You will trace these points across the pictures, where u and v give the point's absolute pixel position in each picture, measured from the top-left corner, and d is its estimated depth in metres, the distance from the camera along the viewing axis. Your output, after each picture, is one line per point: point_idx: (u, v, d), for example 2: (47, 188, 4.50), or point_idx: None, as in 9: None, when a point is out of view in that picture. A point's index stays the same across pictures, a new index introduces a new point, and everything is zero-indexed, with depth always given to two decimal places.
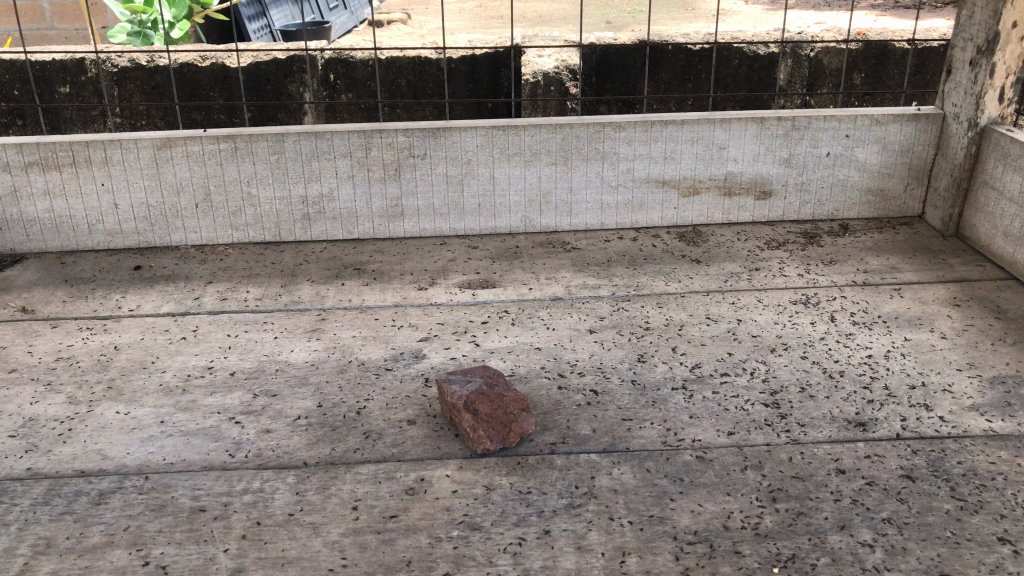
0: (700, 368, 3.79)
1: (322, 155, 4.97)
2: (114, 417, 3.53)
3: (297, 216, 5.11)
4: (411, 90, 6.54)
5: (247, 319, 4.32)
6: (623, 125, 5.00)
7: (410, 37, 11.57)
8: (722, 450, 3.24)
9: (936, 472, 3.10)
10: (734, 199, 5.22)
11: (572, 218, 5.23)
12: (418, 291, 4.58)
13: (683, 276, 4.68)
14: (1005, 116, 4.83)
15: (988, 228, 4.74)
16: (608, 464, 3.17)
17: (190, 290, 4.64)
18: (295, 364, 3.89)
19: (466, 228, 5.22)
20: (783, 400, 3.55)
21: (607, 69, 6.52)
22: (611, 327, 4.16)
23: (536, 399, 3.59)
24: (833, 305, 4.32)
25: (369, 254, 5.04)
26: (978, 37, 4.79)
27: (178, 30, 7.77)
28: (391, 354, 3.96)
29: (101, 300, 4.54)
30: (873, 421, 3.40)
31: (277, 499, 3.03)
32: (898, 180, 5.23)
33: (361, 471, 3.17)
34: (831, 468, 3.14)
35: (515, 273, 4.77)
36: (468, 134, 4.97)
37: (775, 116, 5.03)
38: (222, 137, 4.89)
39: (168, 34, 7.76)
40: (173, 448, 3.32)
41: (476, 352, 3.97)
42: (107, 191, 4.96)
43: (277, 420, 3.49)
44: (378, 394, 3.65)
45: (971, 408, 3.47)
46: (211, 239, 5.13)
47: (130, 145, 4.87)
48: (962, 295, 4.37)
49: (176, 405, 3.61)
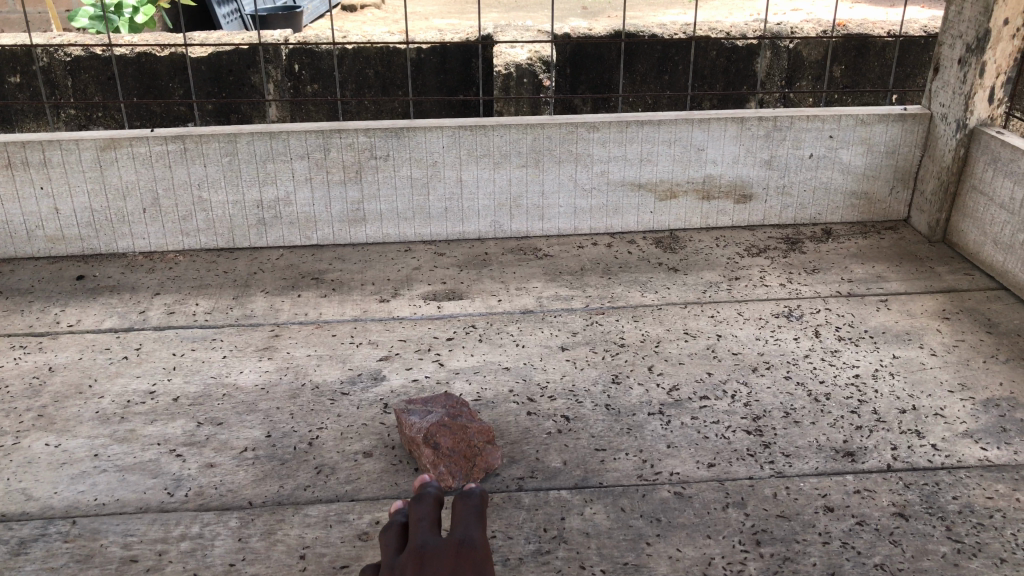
0: (677, 391, 3.55)
1: (277, 157, 4.67)
2: (43, 450, 3.24)
3: (251, 221, 4.82)
4: (379, 80, 6.52)
5: (195, 335, 4.03)
6: (597, 125, 4.75)
7: (382, 22, 11.30)
8: (702, 485, 3.01)
9: (931, 509, 2.89)
10: (712, 203, 4.99)
11: (543, 223, 4.98)
12: (379, 303, 4.31)
13: (660, 286, 4.44)
14: (995, 117, 4.63)
15: (978, 235, 4.54)
16: (579, 502, 2.93)
17: (136, 303, 4.34)
18: (244, 388, 3.61)
19: (432, 234, 4.95)
20: (766, 426, 3.32)
21: (582, 60, 6.47)
22: (584, 344, 3.92)
23: (502, 427, 3.34)
24: (817, 318, 4.10)
25: (328, 261, 4.76)
26: (968, 34, 4.56)
27: (141, 15, 7.58)
28: (348, 376, 3.69)
29: (39, 314, 4.23)
30: (862, 450, 3.19)
31: (217, 547, 2.77)
32: (883, 183, 5.02)
33: (310, 514, 2.91)
34: (818, 505, 2.92)
35: (483, 283, 4.52)
36: (433, 134, 4.69)
37: (756, 116, 4.80)
38: (171, 137, 4.58)
39: (132, 20, 7.59)
40: (106, 487, 3.05)
41: (440, 374, 3.70)
42: (47, 195, 4.64)
43: (221, 453, 3.22)
44: (333, 422, 3.38)
45: (965, 435, 3.26)
46: (160, 246, 4.83)
47: (71, 146, 4.55)
48: (951, 307, 4.16)
49: (113, 435, 3.32)
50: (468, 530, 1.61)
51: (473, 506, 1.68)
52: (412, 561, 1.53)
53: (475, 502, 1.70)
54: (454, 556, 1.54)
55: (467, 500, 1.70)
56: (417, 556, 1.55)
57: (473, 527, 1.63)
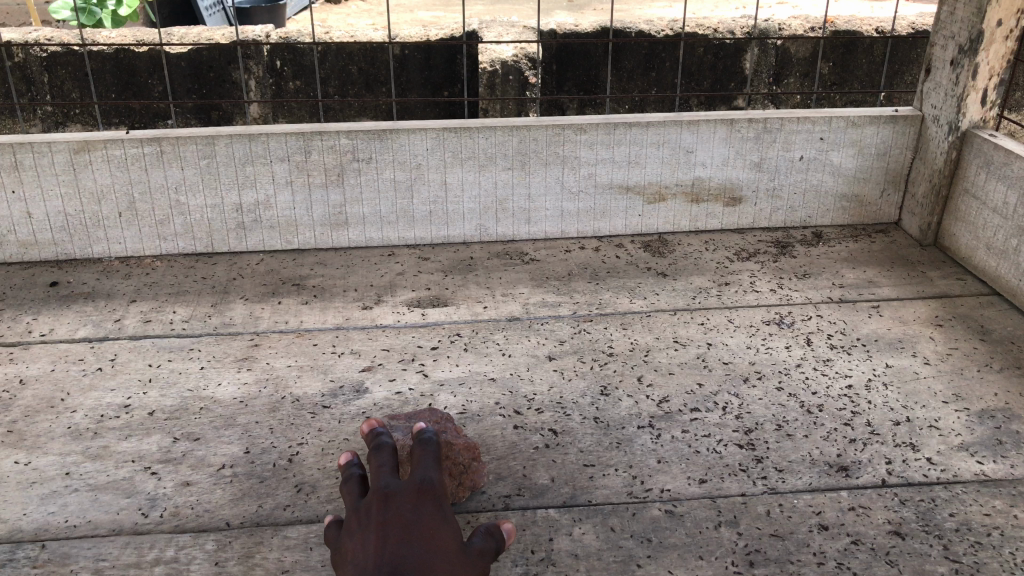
0: (668, 403, 3.46)
1: (257, 159, 4.56)
2: (12, 468, 3.12)
3: (231, 225, 4.70)
4: (363, 78, 6.45)
5: (172, 345, 3.92)
6: (584, 127, 4.65)
7: (366, 14, 11.19)
8: (693, 502, 2.94)
9: (927, 527, 2.82)
10: (701, 206, 4.92)
11: (530, 227, 4.88)
12: (362, 310, 4.21)
13: (649, 291, 4.36)
14: (987, 119, 4.57)
15: (970, 239, 4.48)
16: (568, 521, 2.85)
17: (111, 310, 4.22)
18: (222, 401, 3.50)
19: (416, 238, 4.85)
20: (758, 440, 3.25)
21: (568, 57, 6.39)
22: (572, 353, 3.83)
23: (488, 442, 3.25)
24: (808, 326, 4.03)
25: (310, 266, 4.65)
26: (960, 35, 4.49)
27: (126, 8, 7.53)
28: (330, 389, 3.58)
29: (10, 323, 4.10)
30: (856, 465, 3.12)
31: (193, 572, 2.67)
32: (874, 185, 4.95)
33: (290, 536, 2.82)
34: (812, 523, 2.85)
35: (469, 288, 4.42)
36: (417, 137, 4.58)
37: (746, 118, 4.71)
38: (147, 140, 4.45)
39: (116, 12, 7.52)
40: (78, 508, 2.94)
41: (424, 386, 3.60)
42: (19, 199, 4.51)
43: (198, 471, 3.11)
44: (313, 437, 3.28)
45: (961, 448, 3.20)
46: (137, 251, 4.71)
47: (43, 149, 4.41)
48: (944, 314, 4.10)
49: (86, 452, 3.21)
50: (427, 471, 1.77)
51: (428, 457, 1.82)
52: (373, 501, 1.67)
53: (432, 452, 1.85)
54: (412, 498, 1.66)
55: (421, 453, 1.82)
56: (379, 498, 1.67)
57: (426, 475, 1.75)
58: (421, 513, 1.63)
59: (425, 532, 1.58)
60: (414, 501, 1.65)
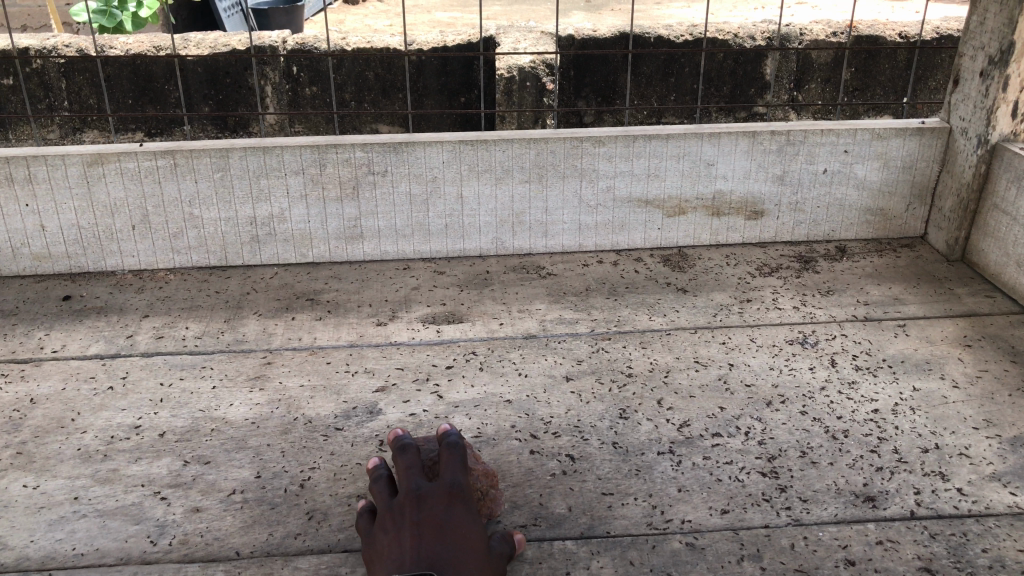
0: (688, 428, 3.38)
1: (271, 172, 4.50)
2: (20, 492, 3.07)
3: (244, 239, 4.65)
4: (379, 84, 6.39)
5: (184, 362, 3.87)
6: (603, 139, 4.57)
7: (384, 16, 11.18)
8: (715, 534, 2.85)
9: (959, 563, 2.73)
10: (722, 219, 4.82)
11: (547, 240, 4.80)
12: (376, 327, 4.14)
13: (668, 308, 4.27)
14: (1018, 132, 4.44)
15: (999, 255, 4.36)
16: (585, 555, 2.77)
17: (124, 326, 4.17)
18: (233, 423, 3.45)
19: (431, 251, 4.78)
20: (782, 467, 3.15)
21: (586, 62, 6.32)
22: (589, 373, 3.75)
23: (504, 468, 3.17)
24: (833, 345, 3.93)
25: (324, 280, 4.59)
26: (990, 45, 4.37)
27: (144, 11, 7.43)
28: (343, 410, 3.52)
29: (22, 339, 4.06)
30: (883, 495, 3.02)
31: None
32: (900, 199, 4.84)
33: (301, 567, 2.75)
34: (839, 558, 2.75)
35: (484, 304, 4.35)
36: (433, 149, 4.52)
37: (768, 130, 4.61)
38: (160, 153, 4.41)
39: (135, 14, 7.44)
40: (86, 535, 2.88)
41: (438, 407, 3.52)
42: (32, 212, 4.47)
43: (208, 496, 3.06)
44: (325, 461, 3.22)
45: (993, 478, 3.09)
46: (150, 264, 4.66)
47: (56, 162, 4.37)
48: (973, 334, 3.99)
49: (95, 476, 3.16)
50: (454, 474, 2.44)
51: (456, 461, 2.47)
52: (413, 500, 2.34)
53: (457, 456, 2.49)
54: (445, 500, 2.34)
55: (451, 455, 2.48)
56: (419, 498, 2.34)
57: (457, 477, 2.42)
58: (452, 513, 2.30)
59: (455, 533, 2.25)
60: (447, 502, 2.33)
